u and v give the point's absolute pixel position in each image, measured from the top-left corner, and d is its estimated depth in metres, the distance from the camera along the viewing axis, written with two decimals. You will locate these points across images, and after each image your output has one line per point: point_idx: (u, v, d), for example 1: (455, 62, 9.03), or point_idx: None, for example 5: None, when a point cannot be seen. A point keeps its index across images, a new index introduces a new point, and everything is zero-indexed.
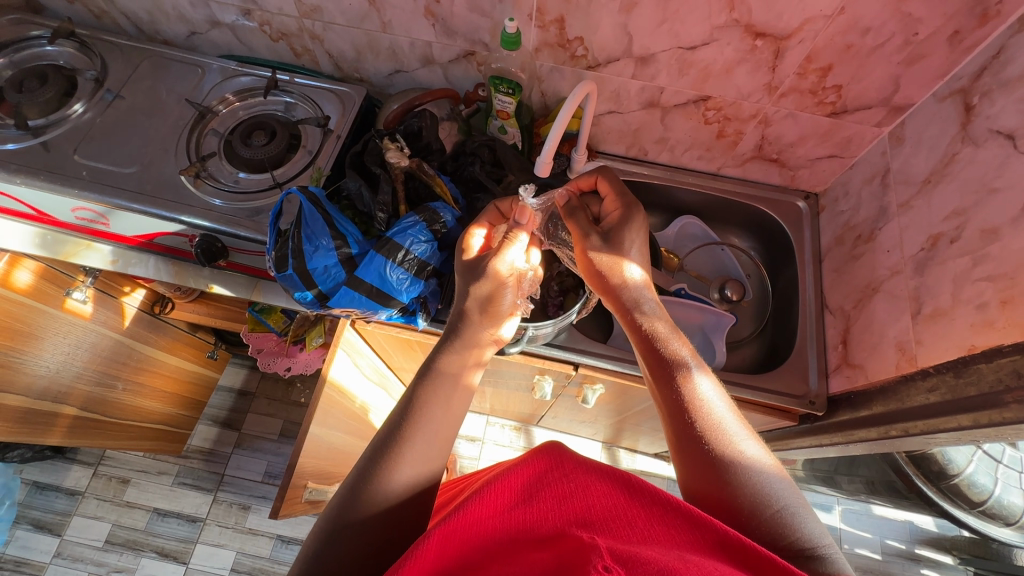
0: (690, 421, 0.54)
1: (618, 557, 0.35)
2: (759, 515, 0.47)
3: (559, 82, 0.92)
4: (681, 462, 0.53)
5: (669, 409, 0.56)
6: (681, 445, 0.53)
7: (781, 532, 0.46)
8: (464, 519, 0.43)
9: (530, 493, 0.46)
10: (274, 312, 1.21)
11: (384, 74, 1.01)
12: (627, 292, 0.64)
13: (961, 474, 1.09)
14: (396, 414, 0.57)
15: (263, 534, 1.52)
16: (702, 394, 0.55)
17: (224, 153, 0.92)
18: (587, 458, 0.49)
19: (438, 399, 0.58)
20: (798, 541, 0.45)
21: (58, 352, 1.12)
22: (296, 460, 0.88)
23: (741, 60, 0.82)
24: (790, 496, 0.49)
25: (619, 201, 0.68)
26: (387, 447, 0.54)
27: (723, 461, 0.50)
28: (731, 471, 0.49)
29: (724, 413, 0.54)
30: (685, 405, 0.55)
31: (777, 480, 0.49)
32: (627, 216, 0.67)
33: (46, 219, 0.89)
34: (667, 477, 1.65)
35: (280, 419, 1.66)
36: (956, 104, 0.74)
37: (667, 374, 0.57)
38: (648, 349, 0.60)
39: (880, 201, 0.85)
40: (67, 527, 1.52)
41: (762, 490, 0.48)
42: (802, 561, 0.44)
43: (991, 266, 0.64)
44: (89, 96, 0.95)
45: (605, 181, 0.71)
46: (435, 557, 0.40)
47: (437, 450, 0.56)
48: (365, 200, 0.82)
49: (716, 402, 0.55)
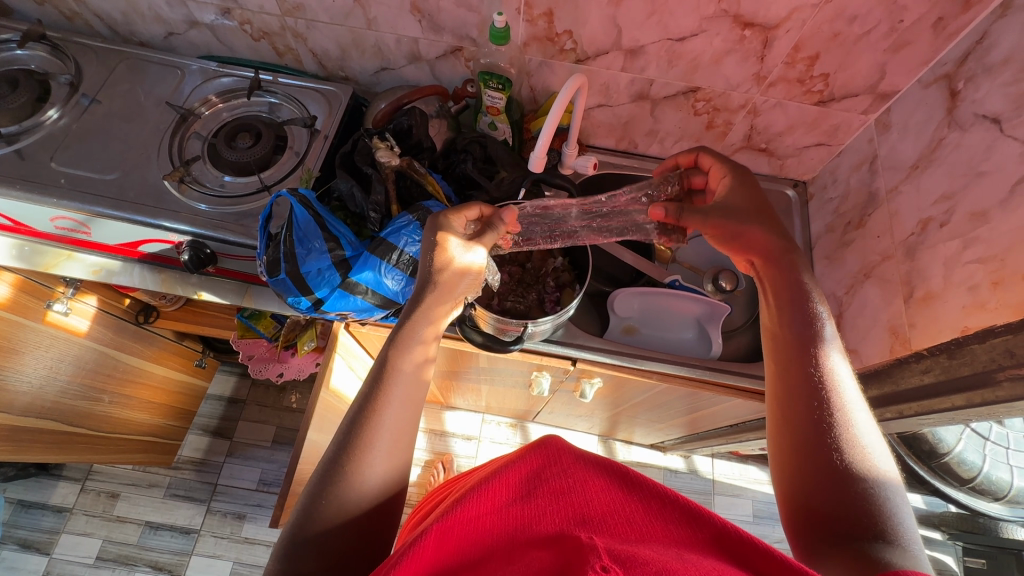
0: (810, 372, 0.50)
1: (616, 557, 0.35)
2: (851, 487, 0.43)
3: (548, 77, 0.92)
4: (779, 422, 0.50)
5: (779, 366, 0.52)
6: (784, 404, 0.50)
7: (869, 509, 0.42)
8: (462, 516, 0.42)
9: (528, 488, 0.45)
10: (264, 317, 1.21)
11: (370, 72, 0.99)
12: (768, 242, 0.59)
13: (951, 452, 1.11)
14: (349, 418, 0.53)
15: (259, 543, 1.50)
16: (826, 352, 0.51)
17: (209, 157, 0.90)
18: (587, 454, 0.49)
19: (392, 400, 0.54)
20: (882, 523, 0.41)
21: (41, 367, 1.09)
22: (295, 468, 0.86)
23: (730, 51, 0.82)
24: (897, 492, 0.44)
25: (732, 168, 0.66)
26: (340, 458, 0.50)
27: (833, 431, 0.47)
28: (834, 430, 0.47)
29: (844, 379, 0.50)
30: (810, 357, 0.51)
31: (880, 458, 0.45)
32: (741, 176, 0.65)
33: (23, 230, 0.85)
34: (662, 467, 1.67)
35: (272, 426, 1.63)
36: (941, 89, 0.75)
37: (794, 324, 0.53)
38: (783, 297, 0.55)
39: (869, 188, 0.87)
40: (56, 545, 1.48)
41: (862, 465, 0.44)
42: (870, 545, 0.40)
43: (981, 248, 0.65)
44: (64, 101, 0.92)
45: (707, 155, 0.69)
46: (431, 553, 0.39)
47: (395, 453, 0.53)
48: (357, 201, 0.80)
49: (839, 365, 0.51)
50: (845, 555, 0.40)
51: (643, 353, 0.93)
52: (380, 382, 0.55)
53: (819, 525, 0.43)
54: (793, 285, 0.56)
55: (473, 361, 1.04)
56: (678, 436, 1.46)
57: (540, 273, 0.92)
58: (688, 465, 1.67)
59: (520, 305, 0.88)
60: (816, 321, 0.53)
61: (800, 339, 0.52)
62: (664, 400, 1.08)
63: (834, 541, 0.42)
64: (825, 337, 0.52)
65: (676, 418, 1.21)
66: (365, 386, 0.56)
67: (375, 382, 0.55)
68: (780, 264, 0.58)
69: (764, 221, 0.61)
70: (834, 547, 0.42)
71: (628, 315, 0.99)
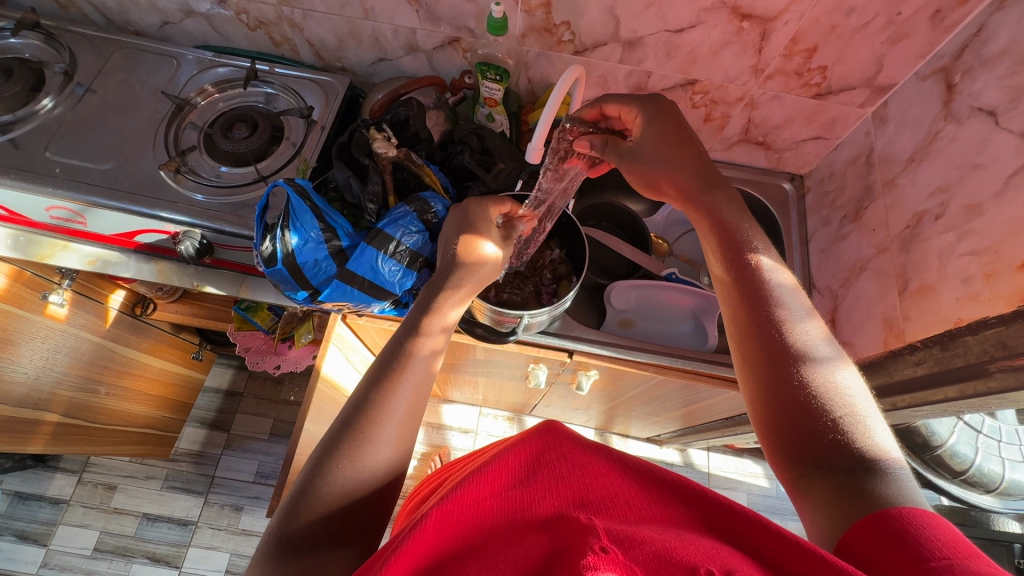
0: (766, 315, 0.53)
1: (615, 537, 0.36)
2: (828, 418, 0.47)
3: (546, 68, 0.92)
4: (749, 370, 0.53)
5: (739, 315, 0.55)
6: (751, 352, 0.53)
7: (847, 437, 0.45)
8: (462, 499, 0.43)
9: (527, 473, 0.46)
10: (261, 310, 1.19)
11: (367, 63, 0.98)
12: (692, 180, 0.62)
13: (944, 445, 1.13)
14: (354, 406, 0.54)
15: (257, 535, 1.51)
16: (778, 294, 0.55)
17: (205, 147, 0.90)
18: (580, 436, 0.49)
19: (404, 383, 0.57)
20: (862, 448, 0.45)
21: (37, 359, 1.09)
22: (292, 458, 0.86)
23: (727, 43, 0.82)
24: (872, 417, 0.48)
25: (640, 107, 0.65)
26: (345, 436, 0.52)
27: (800, 366, 0.50)
28: (804, 366, 0.50)
29: (799, 315, 0.53)
30: (765, 300, 0.54)
31: (849, 386, 0.49)
32: (655, 108, 0.65)
33: (19, 220, 0.85)
34: (658, 460, 1.68)
35: (269, 418, 1.63)
36: (938, 82, 0.76)
37: (740, 271, 0.56)
38: (724, 248, 0.59)
39: (865, 181, 0.87)
40: (53, 536, 1.48)
41: (835, 396, 0.48)
42: (857, 475, 0.43)
43: (975, 241, 0.66)
44: (58, 90, 0.91)
45: (612, 102, 0.68)
46: (432, 538, 0.39)
47: (403, 436, 0.55)
48: (354, 192, 0.81)
49: (794, 302, 0.54)
50: (835, 487, 0.43)
51: (639, 345, 0.93)
52: (393, 364, 0.58)
53: (804, 462, 0.46)
54: (738, 234, 0.59)
55: (470, 353, 1.04)
56: (674, 429, 1.47)
57: (537, 265, 0.92)
58: (684, 458, 1.68)
59: (516, 297, 0.88)
60: (762, 267, 0.56)
61: (750, 284, 0.55)
62: (660, 393, 1.08)
63: (821, 474, 0.45)
64: (774, 280, 0.56)
65: (672, 411, 1.22)
66: (372, 371, 0.58)
67: (385, 367, 0.58)
68: (724, 212, 0.61)
69: (690, 160, 0.63)
70: (820, 479, 0.45)
71: (624, 307, 0.99)
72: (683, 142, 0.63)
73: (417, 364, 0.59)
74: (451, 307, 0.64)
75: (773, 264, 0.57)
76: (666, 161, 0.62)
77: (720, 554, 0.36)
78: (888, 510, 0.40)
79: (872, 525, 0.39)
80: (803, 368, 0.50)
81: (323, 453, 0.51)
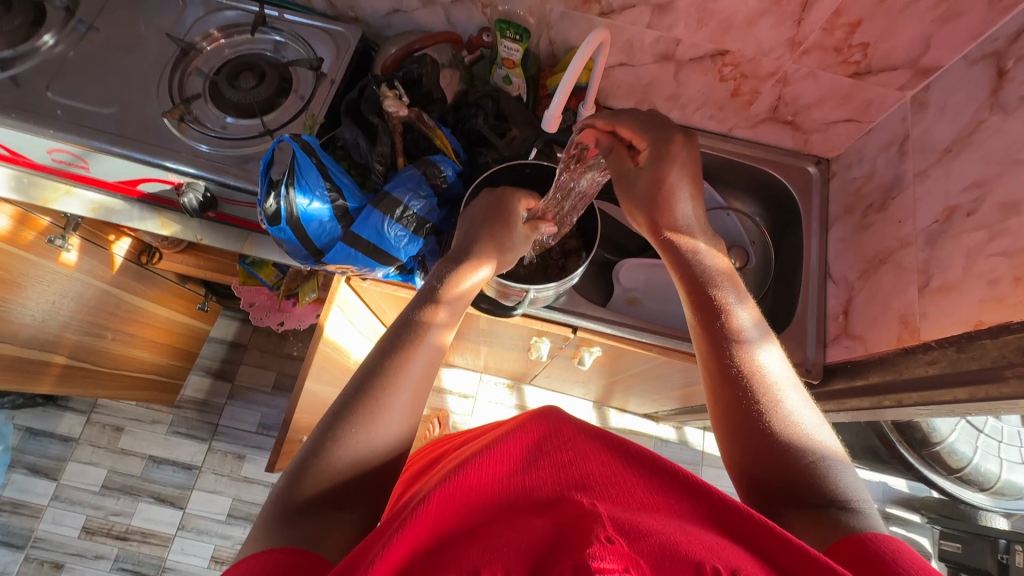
0: (730, 361, 0.54)
1: (620, 527, 0.36)
2: (797, 465, 0.48)
3: (568, 29, 0.87)
4: (721, 417, 0.53)
5: (710, 360, 0.55)
6: (721, 393, 0.53)
7: (819, 481, 0.47)
8: (462, 483, 0.42)
9: (530, 459, 0.45)
10: (266, 266, 1.17)
11: (381, 14, 0.93)
12: (679, 215, 0.64)
13: (942, 442, 1.23)
14: (357, 379, 0.54)
15: (258, 483, 1.56)
16: (745, 340, 0.55)
17: (210, 96, 0.87)
18: (586, 423, 0.49)
19: (409, 361, 0.55)
20: (832, 492, 0.46)
21: (43, 302, 1.08)
22: (291, 415, 0.87)
23: (765, 12, 0.77)
24: (840, 457, 0.49)
25: (648, 130, 0.67)
26: (349, 411, 0.51)
27: (768, 412, 0.51)
28: (772, 412, 0.50)
29: (767, 360, 0.54)
30: (730, 346, 0.55)
31: (816, 431, 0.50)
32: (667, 136, 0.66)
33: (21, 160, 0.83)
34: (654, 436, 1.68)
35: (273, 371, 1.66)
36: (988, 67, 0.71)
37: (708, 316, 0.57)
38: (694, 289, 0.59)
39: (895, 170, 0.83)
40: (63, 472, 1.53)
41: (802, 441, 0.49)
42: (832, 512, 0.45)
43: (1008, 241, 0.63)
44: (60, 26, 0.87)
45: (626, 126, 0.69)
46: (433, 519, 0.39)
47: (407, 417, 0.54)
48: (362, 151, 0.79)
49: (763, 348, 0.55)
50: (807, 521, 0.45)
51: (643, 325, 0.92)
52: (402, 336, 0.57)
53: (776, 498, 0.48)
54: (709, 272, 0.60)
55: (473, 323, 1.03)
56: (672, 407, 1.47)
57: None
58: (680, 436, 1.69)
59: (524, 269, 0.86)
60: (727, 309, 0.57)
61: (713, 331, 0.56)
62: (662, 373, 1.07)
63: (794, 509, 0.46)
64: (740, 321, 0.56)
65: (671, 390, 1.21)
66: (379, 345, 0.57)
67: (393, 338, 0.57)
68: (700, 248, 0.62)
69: (676, 201, 0.64)
70: (794, 515, 0.46)
71: (633, 286, 0.98)
72: (690, 179, 0.66)
73: (429, 337, 0.58)
74: (462, 277, 0.63)
75: (740, 306, 0.58)
76: (649, 198, 0.65)
77: (724, 549, 0.36)
78: (864, 534, 0.42)
79: (847, 546, 0.41)
80: (772, 408, 0.51)
81: (325, 426, 0.51)
